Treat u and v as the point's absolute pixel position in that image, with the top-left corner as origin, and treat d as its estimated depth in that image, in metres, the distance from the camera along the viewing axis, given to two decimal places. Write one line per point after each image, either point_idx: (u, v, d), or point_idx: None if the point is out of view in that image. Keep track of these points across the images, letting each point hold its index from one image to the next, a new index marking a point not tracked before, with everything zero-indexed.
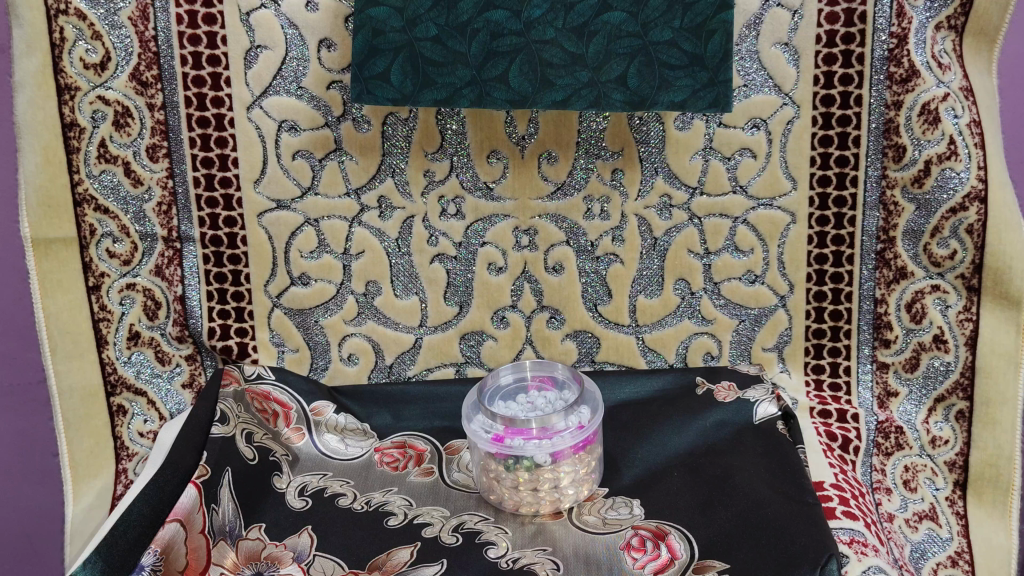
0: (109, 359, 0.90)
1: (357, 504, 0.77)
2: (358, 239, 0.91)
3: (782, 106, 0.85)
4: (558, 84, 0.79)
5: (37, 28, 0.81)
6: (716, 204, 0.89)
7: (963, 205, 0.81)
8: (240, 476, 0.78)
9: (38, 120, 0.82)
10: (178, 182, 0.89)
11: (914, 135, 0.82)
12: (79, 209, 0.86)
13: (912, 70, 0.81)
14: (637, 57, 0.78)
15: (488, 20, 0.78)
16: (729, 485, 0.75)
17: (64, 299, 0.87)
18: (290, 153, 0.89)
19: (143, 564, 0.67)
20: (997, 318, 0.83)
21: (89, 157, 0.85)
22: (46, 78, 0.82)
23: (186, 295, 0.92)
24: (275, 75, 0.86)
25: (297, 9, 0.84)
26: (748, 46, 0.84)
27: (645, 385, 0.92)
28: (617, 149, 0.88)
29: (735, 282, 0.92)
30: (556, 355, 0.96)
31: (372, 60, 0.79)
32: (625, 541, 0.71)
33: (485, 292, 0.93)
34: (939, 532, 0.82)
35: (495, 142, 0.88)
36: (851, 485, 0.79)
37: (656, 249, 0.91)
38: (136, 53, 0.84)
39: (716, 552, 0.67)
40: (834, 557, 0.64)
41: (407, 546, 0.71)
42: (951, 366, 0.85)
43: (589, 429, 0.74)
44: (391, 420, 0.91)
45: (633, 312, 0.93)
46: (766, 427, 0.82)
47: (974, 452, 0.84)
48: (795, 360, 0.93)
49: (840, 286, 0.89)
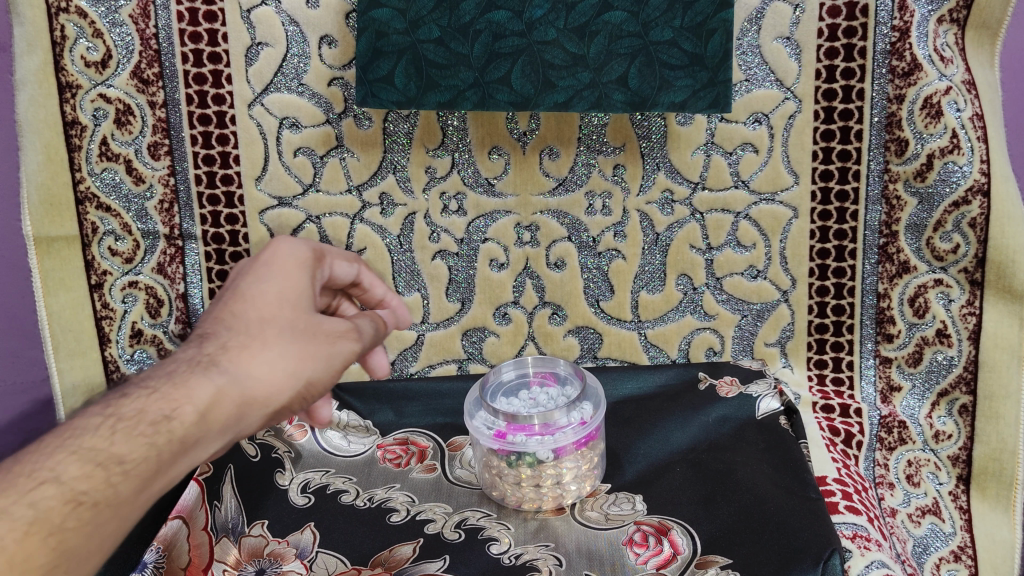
0: (112, 356, 0.92)
1: (360, 501, 0.77)
2: (359, 236, 0.91)
3: (784, 101, 0.85)
4: (560, 85, 0.79)
5: (38, 26, 0.82)
6: (718, 199, 0.89)
7: (966, 198, 0.81)
8: (242, 473, 0.79)
9: (40, 118, 0.84)
10: (180, 180, 0.89)
11: (916, 129, 0.82)
12: (82, 207, 0.87)
13: (914, 63, 0.80)
14: (639, 57, 0.78)
15: (489, 21, 0.78)
16: (732, 480, 0.74)
17: (66, 297, 0.89)
18: (291, 151, 0.89)
19: (146, 561, 0.67)
20: (1000, 312, 0.83)
21: (91, 155, 0.86)
22: (48, 76, 0.83)
23: (188, 292, 0.92)
24: (276, 72, 0.86)
25: (298, 5, 0.84)
26: (749, 41, 0.84)
27: (647, 381, 0.92)
28: (618, 145, 0.88)
29: (737, 277, 0.92)
30: (558, 350, 0.96)
31: (375, 63, 0.79)
32: (627, 536, 0.70)
33: (487, 288, 0.93)
34: (942, 527, 0.82)
35: (496, 138, 0.88)
36: (854, 479, 0.80)
37: (658, 245, 0.91)
38: (137, 51, 0.84)
39: (719, 547, 0.67)
40: (837, 552, 0.64)
41: (410, 542, 0.71)
42: (954, 360, 0.85)
43: (591, 425, 0.74)
44: (394, 417, 0.90)
45: (636, 307, 0.93)
46: (769, 422, 0.82)
47: (977, 446, 0.84)
48: (797, 355, 0.93)
49: (843, 281, 0.89)
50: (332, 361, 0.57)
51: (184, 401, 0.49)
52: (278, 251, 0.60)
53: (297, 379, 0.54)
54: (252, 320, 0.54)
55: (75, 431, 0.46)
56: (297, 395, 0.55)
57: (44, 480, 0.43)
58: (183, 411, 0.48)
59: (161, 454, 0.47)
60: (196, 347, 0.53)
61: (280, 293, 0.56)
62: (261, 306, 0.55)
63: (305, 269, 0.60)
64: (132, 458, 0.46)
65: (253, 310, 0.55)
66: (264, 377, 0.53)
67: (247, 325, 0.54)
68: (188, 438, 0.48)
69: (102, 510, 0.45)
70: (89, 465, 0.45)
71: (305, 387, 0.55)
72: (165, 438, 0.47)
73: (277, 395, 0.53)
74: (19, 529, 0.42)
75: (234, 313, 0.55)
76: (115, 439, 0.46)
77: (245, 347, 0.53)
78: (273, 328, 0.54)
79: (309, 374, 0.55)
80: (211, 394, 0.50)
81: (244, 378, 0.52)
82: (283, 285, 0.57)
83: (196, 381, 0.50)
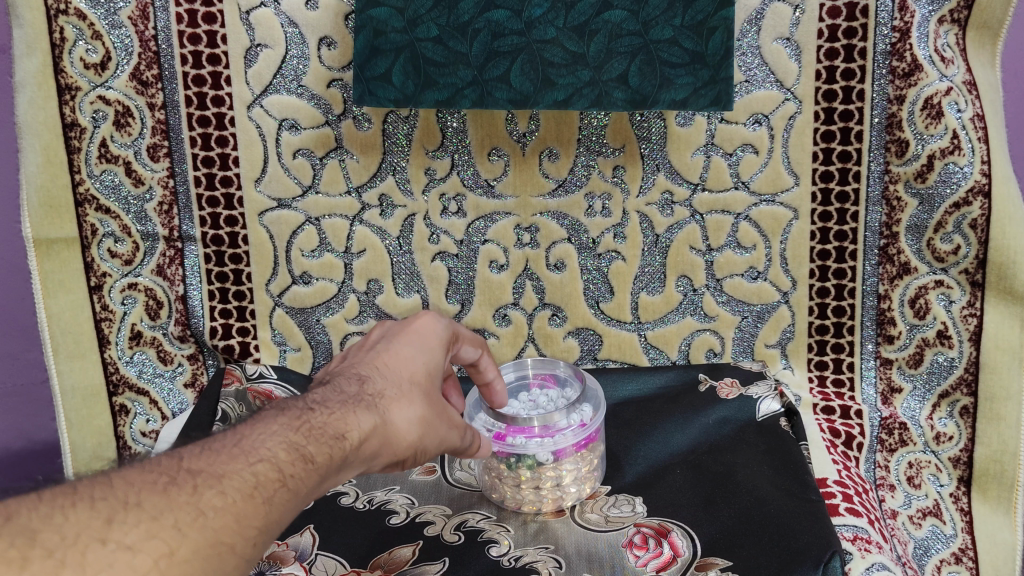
0: (111, 358, 0.91)
1: (359, 504, 0.77)
2: (359, 238, 0.91)
3: (784, 102, 0.85)
4: (559, 83, 0.79)
5: (37, 28, 0.82)
6: (718, 200, 0.89)
7: (966, 200, 0.81)
8: None
9: (39, 120, 0.84)
10: (179, 182, 0.89)
11: (917, 130, 0.81)
12: (81, 209, 0.87)
13: (915, 64, 0.80)
14: (639, 56, 0.78)
15: (488, 20, 0.77)
16: (733, 482, 0.74)
17: (67, 299, 0.88)
18: (290, 153, 0.89)
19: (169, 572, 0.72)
20: (1001, 313, 0.82)
21: (90, 157, 0.86)
22: (47, 78, 0.83)
23: (187, 295, 0.92)
24: (275, 73, 0.86)
25: (296, 7, 0.84)
26: (749, 42, 0.84)
27: (647, 382, 0.91)
28: (617, 146, 0.88)
29: (737, 279, 0.92)
30: (558, 353, 0.96)
31: (373, 61, 0.79)
32: (628, 538, 0.70)
33: (486, 290, 0.93)
34: (943, 529, 0.82)
35: (495, 139, 0.88)
36: (854, 482, 0.79)
37: (658, 246, 0.91)
38: (136, 53, 0.84)
39: (719, 549, 0.67)
40: (837, 554, 0.64)
41: (409, 545, 0.71)
42: (955, 362, 0.85)
43: (591, 427, 0.74)
44: None
45: (636, 308, 0.93)
46: (769, 424, 0.81)
47: (978, 448, 0.84)
48: (798, 357, 0.93)
49: (843, 282, 0.88)
50: (440, 444, 0.58)
51: (352, 427, 0.49)
52: (428, 322, 0.62)
53: (419, 445, 0.55)
54: (405, 378, 0.56)
55: (257, 434, 0.45)
56: (412, 455, 0.55)
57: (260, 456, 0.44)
58: (352, 432, 0.49)
59: (337, 462, 0.47)
60: (354, 387, 0.53)
61: (426, 367, 0.58)
62: (412, 370, 0.56)
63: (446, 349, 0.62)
64: (319, 459, 0.46)
65: (406, 370, 0.56)
66: (401, 435, 0.53)
67: (399, 381, 0.55)
68: (349, 457, 0.49)
69: (299, 494, 0.45)
70: (292, 453, 0.45)
71: (422, 450, 0.56)
72: (338, 452, 0.47)
73: (400, 452, 0.54)
74: (244, 490, 0.42)
75: (389, 366, 0.56)
76: (307, 439, 0.46)
77: (398, 400, 0.54)
78: (424, 388, 0.56)
79: (426, 445, 0.56)
80: (372, 428, 0.51)
81: (390, 428, 0.52)
82: (435, 353, 0.59)
83: (360, 413, 0.50)
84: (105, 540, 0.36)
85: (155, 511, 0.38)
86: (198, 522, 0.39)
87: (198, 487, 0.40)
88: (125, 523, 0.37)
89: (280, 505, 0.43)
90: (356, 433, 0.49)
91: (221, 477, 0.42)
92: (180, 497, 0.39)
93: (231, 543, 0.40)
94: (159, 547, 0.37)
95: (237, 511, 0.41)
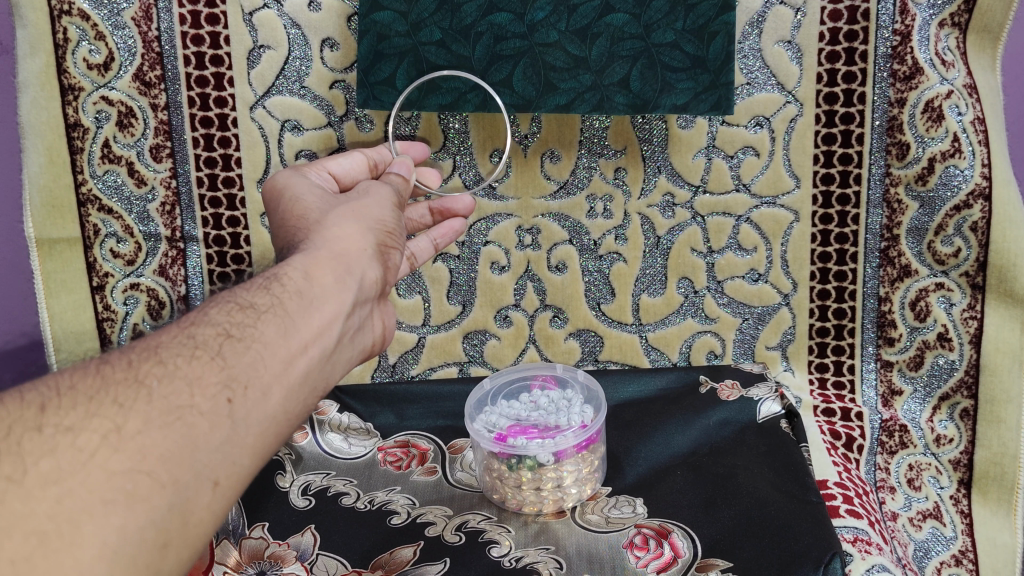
0: None
1: (360, 504, 0.77)
2: None
3: (786, 105, 0.85)
4: (560, 88, 0.79)
5: (40, 28, 0.82)
6: (719, 202, 0.89)
7: (967, 202, 0.81)
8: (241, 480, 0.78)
9: (41, 121, 0.85)
10: (182, 182, 0.89)
11: (917, 133, 0.82)
12: (84, 209, 0.88)
13: (915, 67, 0.81)
14: (640, 60, 0.78)
15: (491, 23, 0.78)
16: (733, 484, 0.74)
17: (68, 300, 0.89)
18: (292, 153, 0.89)
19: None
20: (1001, 316, 0.83)
21: (93, 157, 0.86)
22: (50, 78, 0.84)
23: (189, 295, 0.92)
24: (278, 74, 0.86)
25: (299, 8, 0.84)
26: (750, 44, 0.84)
27: (648, 384, 0.91)
28: (619, 148, 0.88)
29: (738, 281, 0.92)
30: (559, 354, 0.95)
31: (377, 66, 0.79)
32: (628, 539, 0.70)
33: (488, 291, 0.93)
34: (943, 531, 0.83)
35: (497, 142, 0.88)
36: (855, 483, 0.80)
37: (659, 248, 0.91)
38: (139, 53, 0.84)
39: (719, 551, 0.68)
40: (838, 556, 0.65)
41: (410, 545, 0.71)
42: (955, 365, 0.85)
43: (592, 429, 0.74)
44: (395, 419, 0.89)
45: (636, 310, 0.93)
46: (771, 426, 0.81)
47: (979, 450, 0.84)
48: (798, 359, 0.92)
49: (844, 284, 0.88)
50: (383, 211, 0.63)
51: (287, 270, 0.53)
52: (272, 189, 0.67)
53: (360, 225, 0.59)
54: (299, 226, 0.60)
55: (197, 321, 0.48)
56: (378, 233, 0.60)
57: (195, 321, 0.48)
58: (292, 272, 0.53)
59: (286, 296, 0.51)
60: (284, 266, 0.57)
61: (303, 207, 0.62)
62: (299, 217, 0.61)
63: (296, 184, 0.66)
64: (260, 302, 0.50)
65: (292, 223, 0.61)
66: (339, 243, 0.57)
67: (299, 230, 0.60)
68: (307, 290, 0.52)
69: (256, 335, 0.48)
70: (230, 308, 0.49)
71: (379, 226, 0.61)
72: (281, 290, 0.51)
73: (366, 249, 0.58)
74: (186, 350, 0.45)
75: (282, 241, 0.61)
76: (246, 293, 0.50)
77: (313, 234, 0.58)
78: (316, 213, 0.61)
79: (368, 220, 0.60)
80: (305, 263, 0.54)
81: (321, 248, 0.56)
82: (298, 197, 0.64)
83: (292, 261, 0.54)
84: (41, 427, 0.39)
85: (88, 397, 0.41)
86: (142, 395, 0.42)
87: (134, 363, 0.44)
88: (59, 410, 0.40)
89: (232, 354, 0.46)
90: (291, 278, 0.52)
91: (155, 347, 0.45)
92: (116, 375, 0.43)
93: (192, 404, 0.43)
94: (104, 424, 0.40)
95: (182, 375, 0.44)
